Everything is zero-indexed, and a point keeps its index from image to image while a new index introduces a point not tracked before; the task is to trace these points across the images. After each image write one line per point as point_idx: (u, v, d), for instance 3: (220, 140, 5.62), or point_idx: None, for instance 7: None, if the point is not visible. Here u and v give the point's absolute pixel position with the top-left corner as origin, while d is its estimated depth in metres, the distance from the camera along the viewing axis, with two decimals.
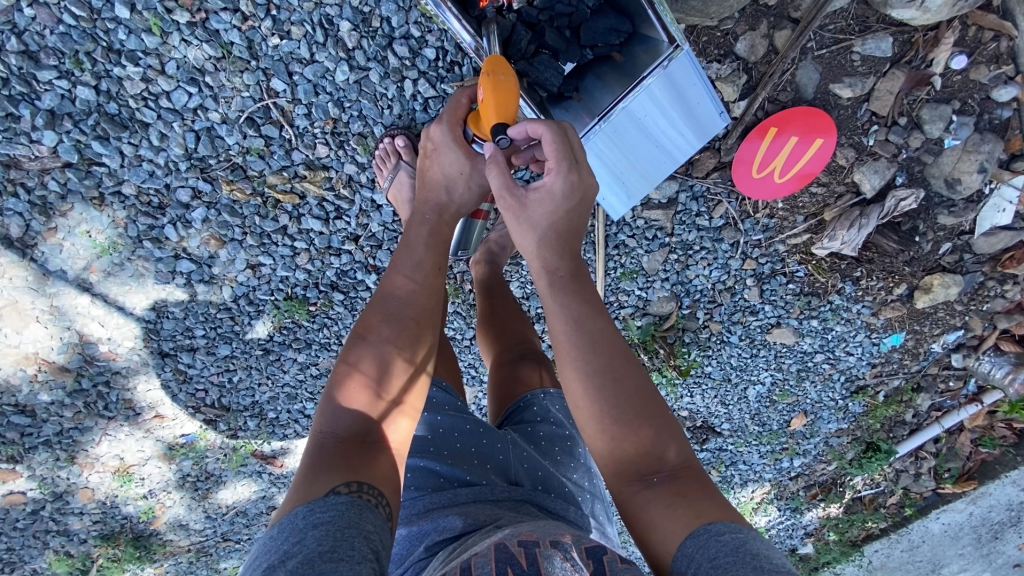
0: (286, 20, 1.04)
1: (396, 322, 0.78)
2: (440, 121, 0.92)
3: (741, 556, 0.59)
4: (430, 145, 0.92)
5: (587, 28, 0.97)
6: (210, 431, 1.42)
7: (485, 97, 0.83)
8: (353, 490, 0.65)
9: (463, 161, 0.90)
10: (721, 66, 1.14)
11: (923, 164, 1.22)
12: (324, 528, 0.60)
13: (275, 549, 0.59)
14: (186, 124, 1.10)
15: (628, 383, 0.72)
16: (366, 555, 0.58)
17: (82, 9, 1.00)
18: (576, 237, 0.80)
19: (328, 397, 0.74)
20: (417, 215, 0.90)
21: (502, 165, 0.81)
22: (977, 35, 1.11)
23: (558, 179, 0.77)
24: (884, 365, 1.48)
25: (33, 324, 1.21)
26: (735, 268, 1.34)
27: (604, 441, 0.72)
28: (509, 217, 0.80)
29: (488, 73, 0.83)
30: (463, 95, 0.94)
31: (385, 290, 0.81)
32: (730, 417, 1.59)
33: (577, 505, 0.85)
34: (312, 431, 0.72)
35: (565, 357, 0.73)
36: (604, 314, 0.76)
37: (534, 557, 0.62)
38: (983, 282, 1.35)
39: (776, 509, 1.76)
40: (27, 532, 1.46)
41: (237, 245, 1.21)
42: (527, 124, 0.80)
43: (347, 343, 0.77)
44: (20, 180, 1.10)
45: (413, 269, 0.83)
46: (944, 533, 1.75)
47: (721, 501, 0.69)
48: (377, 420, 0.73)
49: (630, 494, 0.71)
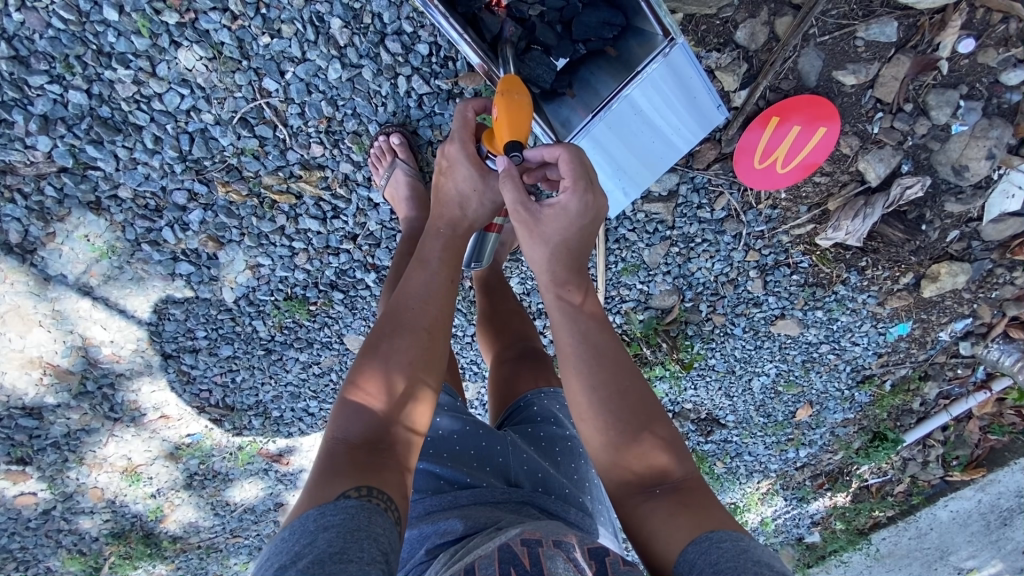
0: (276, 18, 1.03)
1: (408, 333, 0.78)
2: (453, 139, 0.90)
3: (742, 562, 0.58)
4: (444, 162, 0.91)
5: (578, 23, 0.95)
6: (215, 430, 1.43)
7: (499, 116, 0.81)
8: (363, 494, 0.65)
9: (477, 178, 0.89)
10: (721, 55, 1.12)
11: (930, 151, 1.19)
12: (335, 529, 0.60)
13: (288, 549, 0.59)
14: (180, 126, 1.10)
15: (633, 396, 0.73)
16: (376, 556, 0.58)
17: (71, 13, 0.99)
18: (584, 254, 0.82)
19: (341, 405, 0.74)
20: (431, 229, 0.90)
21: (517, 181, 0.81)
22: (985, 17, 1.08)
23: (574, 198, 0.77)
24: (891, 354, 1.47)
25: (36, 328, 1.22)
26: (737, 260, 1.33)
27: (608, 452, 0.73)
28: (521, 231, 0.81)
29: (503, 92, 0.80)
30: (469, 107, 0.92)
31: (399, 301, 0.81)
32: (734, 409, 1.58)
33: (579, 507, 0.85)
34: (324, 438, 0.72)
35: (572, 368, 0.75)
36: (610, 330, 0.77)
37: (537, 557, 0.62)
38: (992, 269, 1.33)
39: (783, 499, 1.75)
40: (39, 532, 1.47)
41: (236, 246, 1.20)
42: (544, 149, 0.81)
43: (360, 353, 0.78)
44: (17, 186, 1.10)
45: (427, 284, 0.83)
46: (952, 520, 1.74)
47: (724, 514, 0.68)
48: (391, 430, 0.73)
49: (632, 506, 0.71)
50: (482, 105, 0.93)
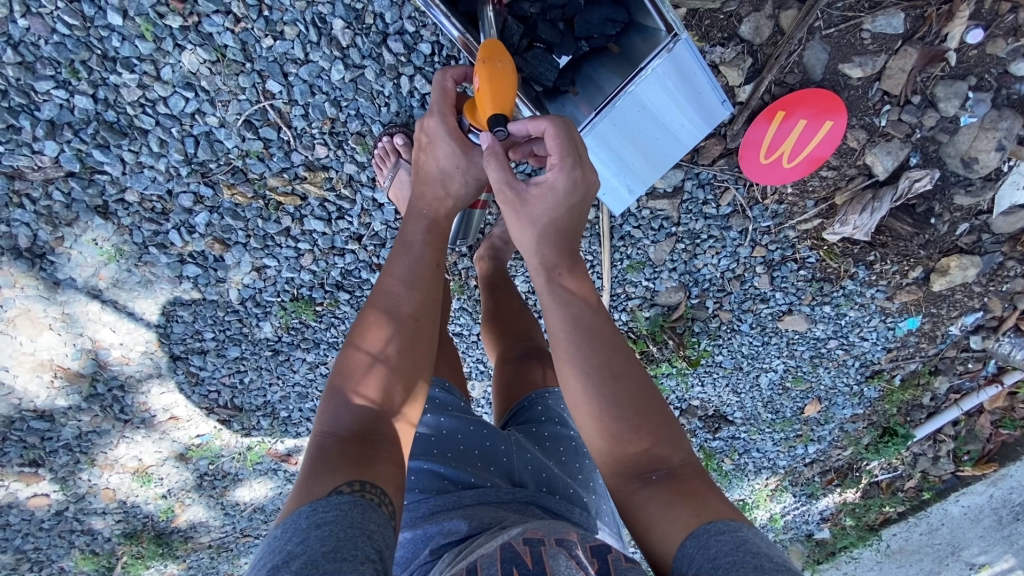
0: (278, 20, 1.03)
1: (392, 320, 0.77)
2: (432, 112, 0.87)
3: (742, 555, 0.58)
4: (424, 138, 0.88)
5: (581, 20, 0.93)
6: (224, 430, 1.44)
7: (481, 85, 0.80)
8: (356, 490, 0.65)
9: (459, 155, 0.86)
10: (725, 49, 1.11)
11: (938, 143, 1.18)
12: (328, 527, 0.61)
13: (280, 549, 0.60)
14: (185, 130, 1.10)
15: (627, 381, 0.72)
16: (369, 555, 0.59)
17: (76, 18, 0.99)
18: (573, 233, 0.81)
19: (329, 398, 0.74)
20: (413, 211, 0.88)
21: (501, 159, 0.79)
22: (994, 7, 1.07)
23: (561, 175, 0.76)
24: (900, 350, 1.46)
25: (47, 332, 1.23)
26: (744, 256, 1.32)
27: (603, 438, 0.72)
28: (508, 210, 0.80)
29: (484, 60, 0.80)
30: (448, 77, 0.89)
31: (383, 286, 0.80)
32: (742, 405, 1.58)
33: (582, 507, 0.85)
34: (313, 430, 0.72)
35: (563, 352, 0.74)
36: (602, 311, 0.77)
37: (539, 555, 0.62)
38: (1002, 262, 1.31)
39: (791, 495, 1.74)
40: (52, 532, 1.49)
41: (241, 248, 1.21)
42: (528, 121, 0.78)
43: (347, 341, 0.77)
44: (25, 191, 1.10)
45: (413, 269, 0.81)
46: (964, 516, 1.73)
47: (721, 500, 0.69)
48: (380, 420, 0.73)
49: (629, 491, 0.71)
50: (462, 74, 0.91)
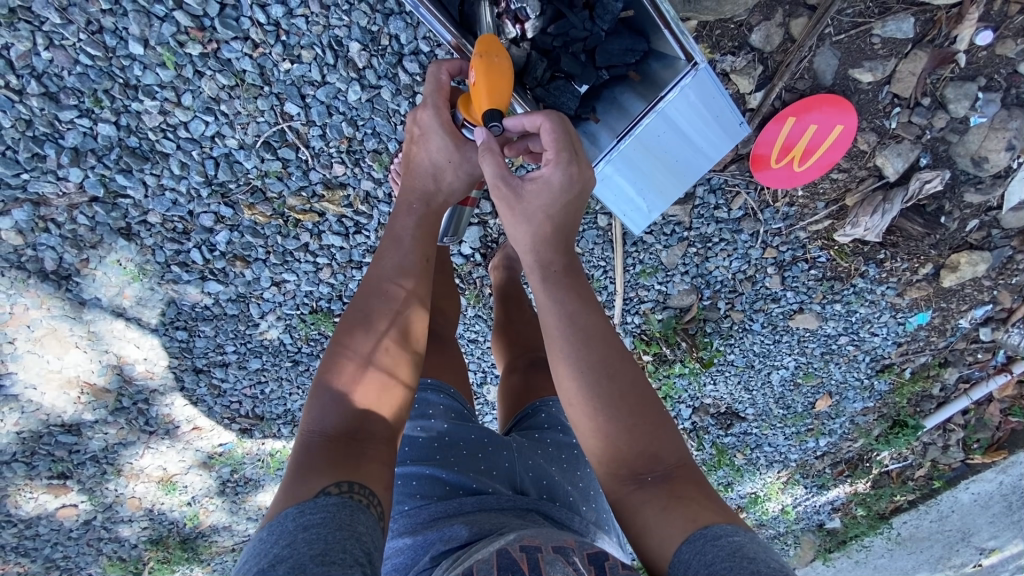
0: (296, 44, 1.05)
1: (378, 316, 0.80)
2: (427, 104, 0.87)
3: (738, 561, 0.60)
4: (417, 130, 0.88)
5: (602, 51, 0.95)
6: (246, 438, 1.47)
7: (478, 80, 0.81)
8: (343, 491, 0.68)
9: (451, 149, 0.87)
10: (735, 58, 1.13)
11: (948, 143, 1.19)
12: (316, 530, 0.63)
13: (267, 551, 0.61)
14: (205, 152, 1.12)
15: (621, 381, 0.74)
16: (358, 558, 0.61)
17: (99, 49, 1.02)
18: (570, 231, 0.81)
19: (314, 397, 0.76)
20: (403, 204, 0.89)
21: (496, 155, 0.80)
22: (1003, 9, 1.07)
23: (557, 171, 0.77)
24: (910, 344, 1.47)
25: (73, 350, 1.25)
26: (755, 257, 1.33)
27: (597, 436, 0.74)
28: (503, 208, 0.80)
29: (481, 55, 0.81)
30: (442, 69, 0.89)
31: (374, 280, 0.82)
32: (754, 402, 1.59)
33: (580, 514, 0.87)
34: (301, 428, 0.75)
35: (559, 349, 0.75)
36: (599, 310, 0.78)
37: (535, 561, 0.65)
38: (1011, 256, 1.33)
39: (803, 487, 1.76)
40: (81, 540, 1.52)
41: (262, 263, 1.23)
42: (524, 117, 0.80)
43: (334, 341, 0.78)
44: (50, 216, 1.12)
45: (402, 264, 0.84)
46: (974, 502, 1.76)
47: (715, 502, 0.70)
48: (364, 419, 0.75)
49: (623, 491, 0.72)
50: (458, 67, 0.90)
